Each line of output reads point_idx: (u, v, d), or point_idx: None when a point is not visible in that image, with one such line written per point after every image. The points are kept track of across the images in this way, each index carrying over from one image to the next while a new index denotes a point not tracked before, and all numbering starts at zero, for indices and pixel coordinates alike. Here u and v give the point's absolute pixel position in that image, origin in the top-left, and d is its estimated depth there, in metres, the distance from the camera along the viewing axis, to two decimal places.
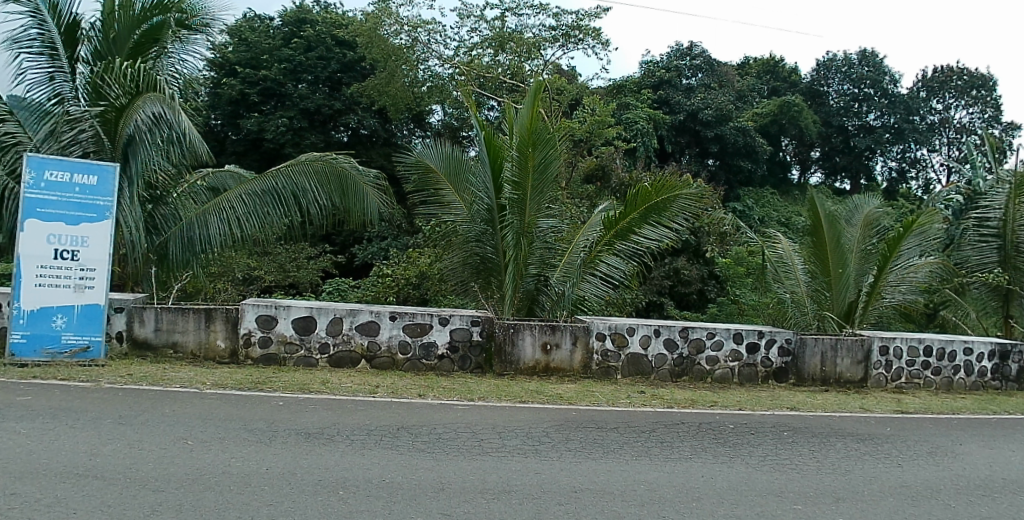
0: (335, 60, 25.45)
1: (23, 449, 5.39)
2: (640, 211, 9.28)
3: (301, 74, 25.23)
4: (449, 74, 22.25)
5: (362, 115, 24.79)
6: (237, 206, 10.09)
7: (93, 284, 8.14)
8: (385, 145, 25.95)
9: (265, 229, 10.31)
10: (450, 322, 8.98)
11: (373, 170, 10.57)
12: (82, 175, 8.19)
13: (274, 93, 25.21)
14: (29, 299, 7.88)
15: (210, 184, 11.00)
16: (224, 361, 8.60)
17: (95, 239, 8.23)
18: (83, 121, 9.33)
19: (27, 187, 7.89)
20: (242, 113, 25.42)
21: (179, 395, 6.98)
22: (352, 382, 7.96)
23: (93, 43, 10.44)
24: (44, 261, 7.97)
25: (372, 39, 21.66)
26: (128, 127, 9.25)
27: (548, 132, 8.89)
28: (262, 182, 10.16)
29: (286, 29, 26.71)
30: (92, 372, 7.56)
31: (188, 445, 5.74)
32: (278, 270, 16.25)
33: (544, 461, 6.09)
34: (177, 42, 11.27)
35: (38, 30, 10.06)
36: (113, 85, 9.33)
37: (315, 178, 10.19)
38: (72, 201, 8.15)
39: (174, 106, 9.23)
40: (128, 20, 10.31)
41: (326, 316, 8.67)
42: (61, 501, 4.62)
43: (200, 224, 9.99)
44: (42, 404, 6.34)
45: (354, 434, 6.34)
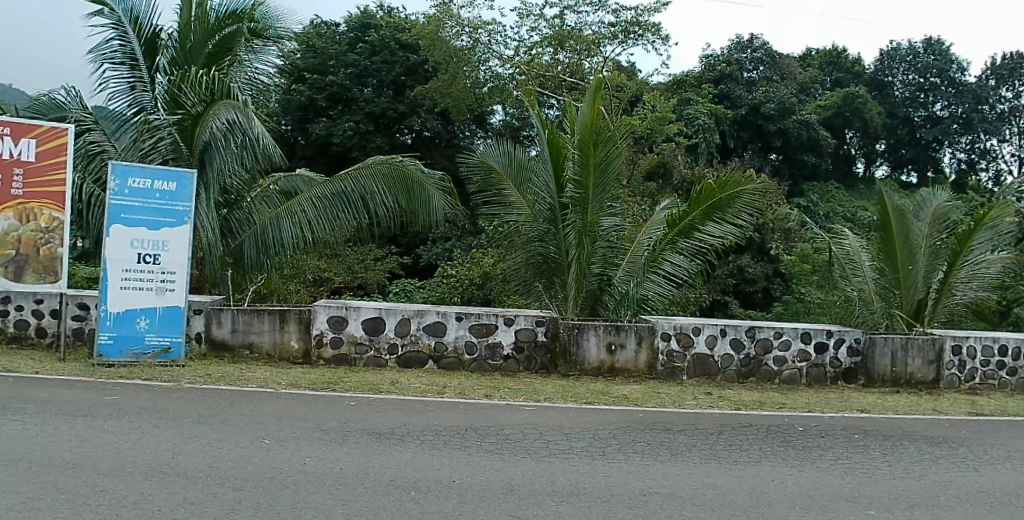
0: (399, 64, 25.74)
1: (113, 447, 5.66)
2: (704, 208, 9.10)
3: (366, 78, 25.61)
4: (509, 75, 22.17)
5: (425, 117, 25.16)
6: (308, 210, 10.28)
7: (174, 286, 8.41)
8: (447, 147, 26.37)
9: (335, 233, 10.48)
10: (516, 322, 8.92)
11: (439, 172, 10.57)
12: (162, 181, 8.45)
13: (341, 98, 25.66)
14: (115, 301, 8.17)
15: (282, 188, 11.09)
16: (298, 361, 8.78)
17: (175, 243, 8.49)
18: (162, 129, 9.76)
19: (112, 194, 8.20)
20: (311, 118, 25.95)
21: (255, 394, 7.15)
22: (420, 382, 8.00)
23: (172, 53, 10.77)
24: (128, 265, 8.24)
25: (433, 42, 22.09)
26: (204, 134, 9.50)
27: (609, 130, 8.72)
28: (331, 185, 10.32)
29: (350, 35, 27.18)
30: (173, 372, 7.81)
31: (265, 444, 5.92)
32: (347, 272, 16.58)
33: (611, 463, 6.05)
34: (251, 51, 11.55)
35: (120, 41, 10.48)
36: (189, 93, 9.60)
37: (384, 181, 10.31)
38: (154, 207, 8.40)
39: (248, 113, 9.44)
40: (204, 30, 10.63)
41: (394, 316, 8.74)
42: (147, 499, 4.86)
43: (273, 228, 10.27)
44: (129, 402, 6.60)
45: (424, 434, 6.42)
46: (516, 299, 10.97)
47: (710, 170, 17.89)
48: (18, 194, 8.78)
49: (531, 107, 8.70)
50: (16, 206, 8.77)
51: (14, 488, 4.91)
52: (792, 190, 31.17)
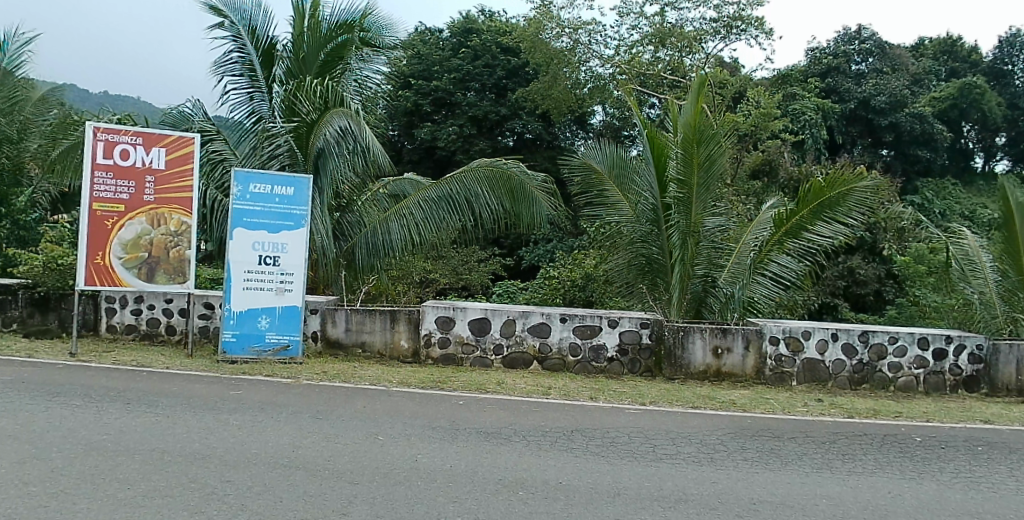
0: (501, 67, 25.99)
1: (238, 440, 5.97)
2: (813, 207, 8.75)
3: (469, 82, 25.97)
4: (610, 75, 22.31)
5: (527, 119, 25.20)
6: (416, 212, 10.53)
7: (292, 287, 8.78)
8: (548, 149, 26.27)
9: (440, 235, 10.69)
10: (620, 324, 8.78)
11: (541, 174, 10.54)
12: (281, 186, 8.82)
13: (445, 103, 26.16)
14: (238, 301, 8.61)
15: (390, 191, 11.41)
16: (407, 361, 8.98)
17: (293, 245, 8.85)
18: (279, 136, 10.19)
19: (235, 199, 8.62)
20: (417, 123, 26.44)
21: (369, 391, 7.35)
22: (525, 383, 8.02)
23: (286, 63, 11.30)
24: (250, 266, 8.66)
25: (534, 44, 22.13)
26: (318, 140, 9.99)
27: (713, 128, 8.49)
28: (438, 188, 10.56)
29: (453, 40, 27.43)
30: (291, 369, 8.16)
31: (379, 440, 6.09)
32: (452, 274, 16.64)
33: (720, 470, 5.86)
34: (361, 60, 11.99)
35: (239, 52, 11.02)
36: (304, 101, 10.05)
37: (488, 183, 10.44)
38: (273, 211, 8.79)
39: (359, 120, 9.85)
40: (316, 40, 11.13)
41: (499, 317, 8.81)
42: (270, 490, 5.14)
43: (383, 230, 10.58)
44: (252, 397, 6.92)
45: (531, 435, 6.43)
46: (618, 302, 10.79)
47: (820, 166, 17.13)
48: (151, 200, 8.89)
49: (632, 107, 8.48)
50: (149, 211, 8.90)
51: (152, 477, 5.28)
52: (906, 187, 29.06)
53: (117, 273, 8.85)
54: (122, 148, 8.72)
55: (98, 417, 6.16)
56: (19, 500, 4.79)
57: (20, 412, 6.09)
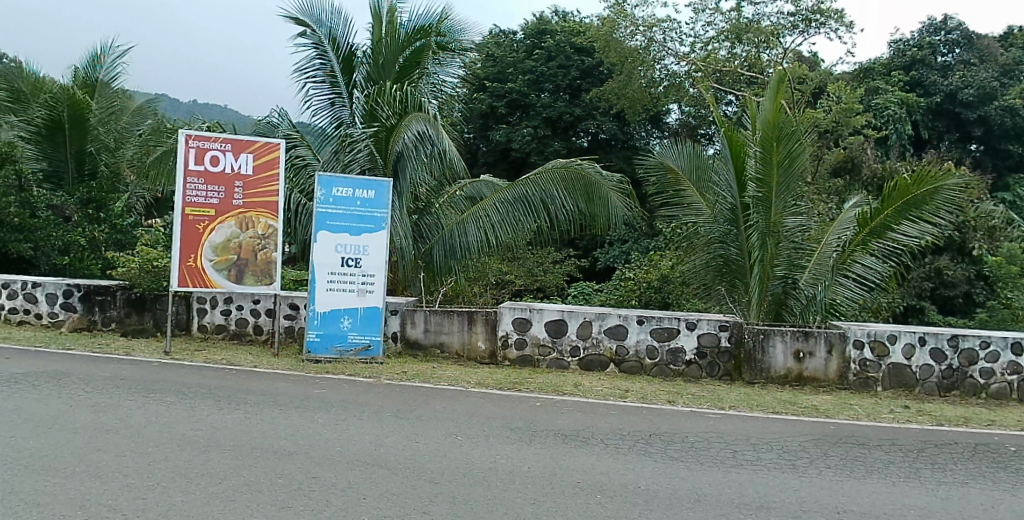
0: (575, 68, 25.77)
1: (323, 437, 6.13)
2: (898, 206, 8.40)
3: (543, 83, 25.77)
4: (686, 72, 22.22)
5: (601, 119, 24.95)
6: (492, 214, 10.57)
7: (373, 288, 8.95)
8: (623, 149, 25.85)
9: (516, 236, 10.74)
10: (699, 327, 8.59)
11: (617, 175, 10.52)
12: (362, 190, 9.00)
13: (519, 105, 26.00)
14: (322, 302, 8.84)
15: (467, 194, 11.21)
16: (484, 362, 9.05)
17: (374, 247, 9.02)
18: (360, 141, 10.31)
19: (319, 202, 8.84)
20: (492, 125, 26.49)
21: (448, 392, 7.43)
22: (603, 386, 7.96)
23: (366, 69, 11.59)
24: (333, 268, 8.86)
25: (608, 44, 22.00)
26: (396, 145, 10.13)
27: (794, 124, 8.24)
28: (513, 190, 10.59)
29: (527, 42, 27.21)
30: (372, 368, 8.33)
31: (458, 440, 6.14)
32: (527, 275, 16.39)
33: (803, 478, 5.68)
34: (437, 63, 12.11)
35: (320, 59, 11.36)
36: (384, 106, 10.23)
37: (564, 184, 10.44)
38: (355, 214, 8.98)
39: (436, 125, 10.05)
40: (395, 45, 11.51)
41: (576, 319, 8.78)
42: (354, 487, 5.27)
43: (460, 232, 10.65)
44: (335, 396, 7.08)
45: (609, 438, 6.38)
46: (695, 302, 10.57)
47: (905, 163, 16.41)
48: (239, 204, 9.20)
49: (711, 106, 8.21)
50: (238, 215, 9.21)
51: (242, 471, 5.48)
52: (997, 185, 26.44)
53: (208, 275, 9.19)
54: (212, 155, 9.04)
55: (190, 412, 6.41)
56: (120, 492, 5.03)
57: (119, 407, 6.40)
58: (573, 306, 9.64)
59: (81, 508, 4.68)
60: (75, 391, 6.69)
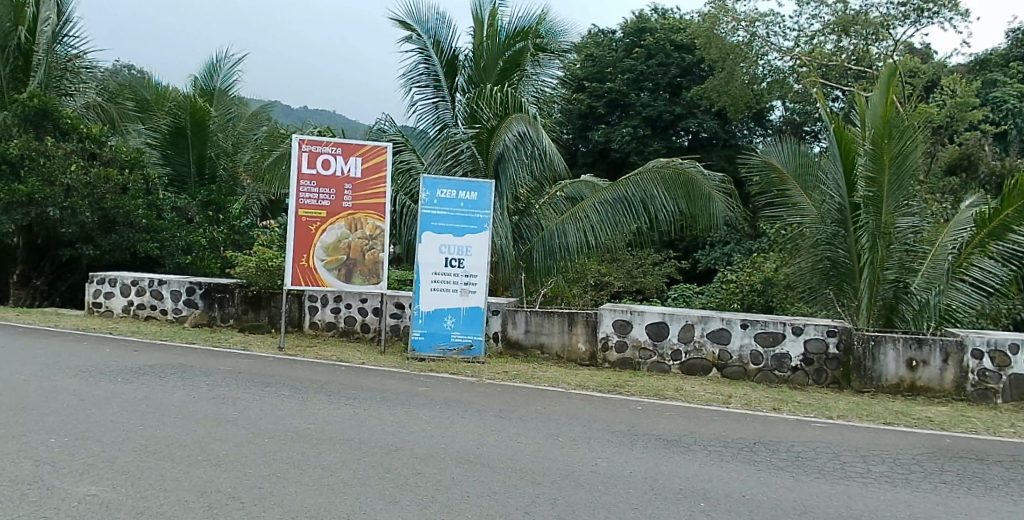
0: (675, 66, 25.17)
1: (428, 433, 6.24)
2: (1021, 205, 7.82)
3: (643, 82, 25.13)
4: (790, 68, 21.87)
5: (702, 118, 24.26)
6: (592, 214, 10.54)
7: (476, 289, 9.07)
8: (724, 148, 25.21)
9: (617, 238, 10.63)
10: (805, 332, 8.28)
11: (720, 175, 10.27)
12: (465, 191, 9.09)
13: (619, 105, 25.43)
14: (426, 301, 9.03)
15: (568, 194, 11.20)
16: (585, 363, 9.11)
17: (476, 248, 9.10)
18: (462, 142, 10.67)
19: (424, 204, 9.01)
20: (591, 125, 26.01)
21: (550, 393, 7.46)
22: (705, 390, 7.82)
23: (468, 72, 11.75)
24: (437, 268, 9.03)
25: (709, 40, 21.66)
26: (497, 146, 10.29)
27: (907, 121, 7.91)
28: (614, 190, 10.54)
29: (626, 40, 26.40)
30: (474, 368, 8.44)
31: (559, 442, 6.14)
32: (627, 277, 16.32)
33: (917, 492, 5.41)
34: (538, 65, 12.09)
35: (425, 64, 11.62)
36: (485, 108, 10.34)
37: (664, 184, 10.28)
38: (459, 215, 9.10)
39: (536, 125, 10.12)
40: (496, 47, 11.57)
41: (678, 322, 8.64)
42: (458, 484, 5.34)
43: (560, 233, 10.67)
44: (439, 394, 7.20)
45: (712, 445, 6.24)
46: (801, 308, 10.21)
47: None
48: (349, 206, 9.46)
49: (818, 101, 8.10)
50: (347, 216, 9.47)
51: (351, 465, 5.64)
52: None
53: (320, 274, 9.50)
54: (323, 159, 9.34)
55: (303, 406, 6.66)
56: (238, 481, 5.27)
57: (238, 399, 6.70)
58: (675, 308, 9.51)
59: (203, 495, 4.93)
60: (197, 383, 7.06)
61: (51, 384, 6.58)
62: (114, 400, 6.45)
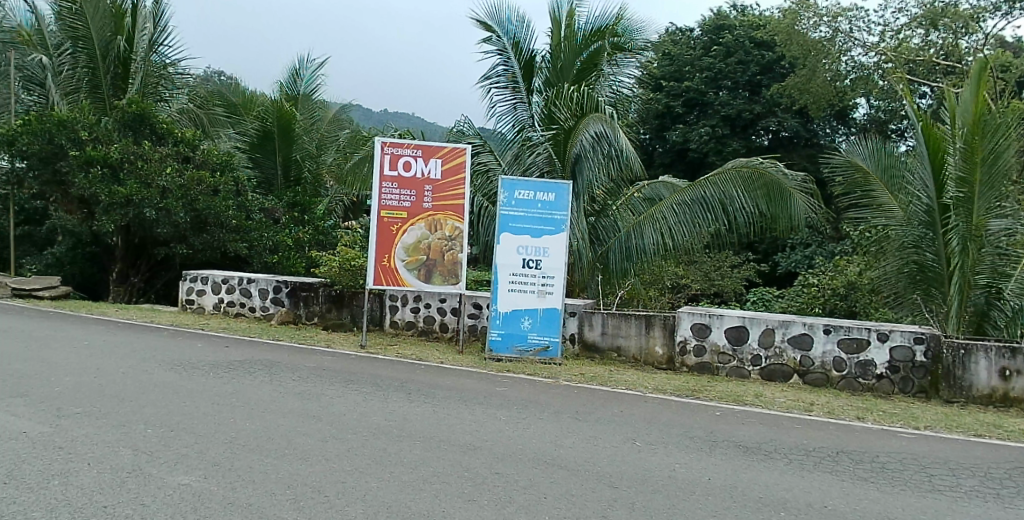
0: (755, 63, 24.40)
1: (505, 433, 6.30)
2: None
3: (721, 81, 24.62)
4: (876, 63, 21.20)
5: (784, 116, 23.63)
6: (669, 217, 10.41)
7: (553, 290, 9.11)
8: (806, 147, 24.64)
9: (694, 239, 10.52)
10: (891, 339, 8.02)
11: (801, 174, 9.97)
12: (542, 192, 9.16)
13: (697, 103, 25.18)
14: (503, 302, 9.14)
15: (646, 195, 11.23)
16: (662, 367, 9.11)
17: (554, 249, 9.14)
18: (539, 145, 10.92)
19: (502, 205, 9.11)
20: (668, 125, 25.81)
21: (626, 396, 7.46)
22: (785, 397, 7.70)
23: (545, 74, 11.81)
24: (515, 269, 9.12)
25: (790, 36, 21.03)
26: (575, 146, 10.49)
27: (1000, 117, 7.68)
28: (691, 191, 10.41)
29: (704, 38, 26.07)
30: (551, 369, 8.50)
31: (637, 446, 6.09)
32: (704, 279, 16.13)
33: (1014, 509, 5.11)
34: (614, 65, 12.18)
35: (504, 66, 11.66)
36: (562, 109, 10.51)
37: (744, 185, 10.08)
38: (536, 216, 9.16)
39: (614, 125, 10.12)
40: (573, 48, 11.57)
41: (758, 326, 8.57)
42: (535, 485, 5.33)
43: (637, 235, 10.60)
44: (516, 394, 7.28)
45: (793, 453, 6.10)
46: (885, 312, 10.02)
47: None
48: (429, 207, 9.59)
49: (904, 97, 7.98)
50: (427, 217, 9.60)
51: (430, 463, 5.67)
52: None
53: (401, 274, 9.64)
54: (405, 160, 9.51)
55: (384, 404, 6.80)
56: (323, 475, 5.36)
57: (322, 395, 6.92)
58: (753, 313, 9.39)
59: (290, 487, 5.03)
60: (283, 379, 7.34)
61: (148, 379, 6.95)
62: (207, 394, 6.73)
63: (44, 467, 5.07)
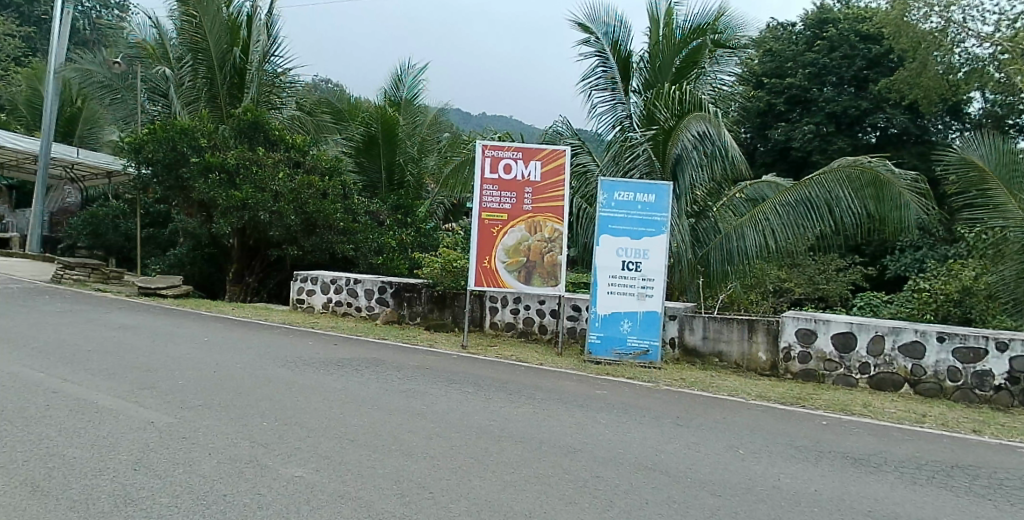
0: (861, 57, 22.82)
1: (606, 436, 6.32)
2: None
3: (825, 76, 23.14)
4: (990, 54, 19.97)
5: (893, 112, 21.88)
6: (772, 218, 10.40)
7: (653, 292, 9.06)
8: (917, 145, 22.59)
9: (800, 240, 10.42)
10: (1011, 348, 7.64)
11: (912, 172, 9.58)
12: (643, 193, 9.19)
13: (800, 101, 23.63)
14: (602, 305, 9.19)
15: (748, 195, 11.20)
16: (766, 373, 9.04)
17: (654, 251, 9.13)
18: (639, 145, 10.77)
19: (602, 207, 9.22)
20: (770, 124, 24.29)
21: (728, 402, 7.43)
22: (895, 408, 7.47)
23: (643, 74, 11.89)
24: (614, 271, 9.16)
25: (898, 28, 20.10)
26: (676, 147, 10.43)
27: None
28: (795, 191, 10.29)
29: (807, 32, 24.43)
30: (651, 373, 8.52)
31: (739, 454, 5.98)
32: (807, 283, 15.35)
33: None
34: (713, 63, 12.34)
35: (603, 68, 11.75)
36: (663, 108, 10.60)
37: (850, 184, 9.84)
38: (637, 217, 9.19)
39: (718, 124, 10.01)
40: (671, 47, 11.65)
41: (867, 332, 8.31)
42: (637, 490, 5.23)
43: (738, 237, 10.61)
44: (615, 398, 7.35)
45: (904, 466, 5.88)
46: (1004, 322, 9.51)
47: None
48: (529, 209, 9.69)
49: None
50: (527, 219, 9.69)
51: (532, 464, 5.65)
52: None
53: (501, 276, 9.76)
54: (505, 163, 9.65)
55: (486, 404, 6.96)
56: (426, 471, 5.41)
57: (426, 393, 7.13)
58: (859, 318, 9.13)
59: (396, 483, 5.09)
60: (389, 377, 7.63)
61: (263, 374, 7.38)
62: (318, 390, 7.05)
63: (170, 455, 5.36)
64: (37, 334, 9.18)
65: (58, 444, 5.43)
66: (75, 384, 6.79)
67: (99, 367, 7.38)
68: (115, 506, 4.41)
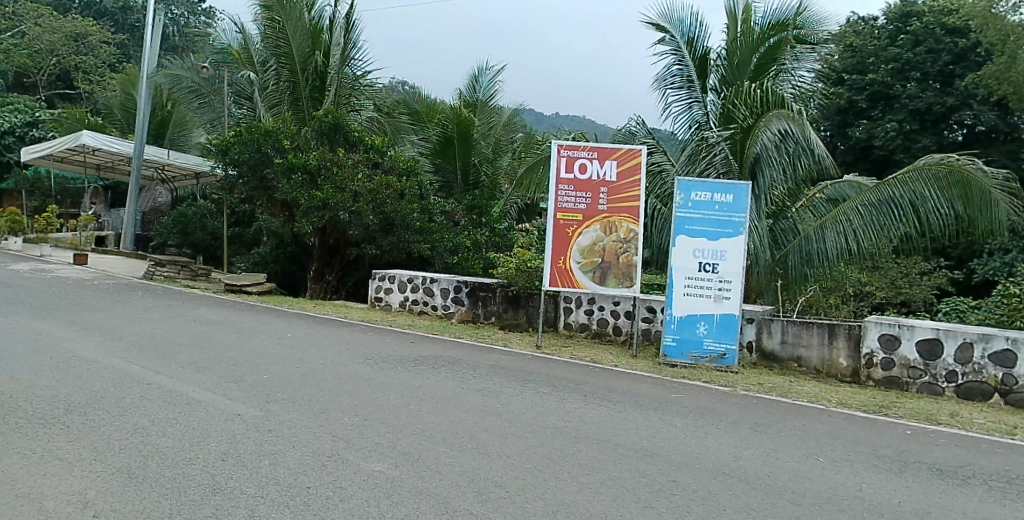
0: (947, 51, 21.43)
1: (683, 440, 6.33)
2: None
3: (909, 72, 22.10)
4: None
5: (980, 109, 20.58)
6: (854, 219, 10.15)
7: (731, 295, 8.98)
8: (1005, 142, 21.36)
9: (882, 241, 10.15)
10: None
11: (1003, 171, 9.21)
12: (721, 194, 9.08)
13: (883, 96, 22.64)
14: (679, 307, 9.18)
15: (828, 195, 11.02)
16: (847, 379, 8.94)
17: (732, 253, 9.01)
18: (716, 144, 10.84)
19: (678, 207, 9.15)
20: (851, 121, 23.44)
21: (808, 409, 7.37)
22: (985, 419, 7.24)
23: (721, 71, 11.74)
24: (691, 273, 9.11)
25: (985, 20, 18.05)
26: (755, 146, 10.46)
27: None
28: (878, 191, 10.05)
29: (890, 27, 23.50)
30: (727, 377, 8.49)
31: (820, 463, 5.89)
32: (890, 287, 15.08)
33: None
34: (794, 59, 11.87)
35: (679, 66, 11.80)
36: (741, 107, 10.49)
37: (937, 185, 9.52)
38: (714, 218, 9.09)
39: (801, 122, 10.08)
40: (749, 45, 11.45)
41: (954, 339, 8.08)
42: (714, 496, 5.17)
43: (817, 238, 10.45)
44: (692, 402, 7.35)
45: (994, 480, 5.68)
46: None
47: None
48: (604, 209, 9.66)
49: None
50: (602, 220, 9.67)
51: (608, 466, 5.66)
52: None
53: (576, 276, 9.80)
54: (580, 163, 9.65)
55: (562, 405, 7.04)
56: (502, 471, 5.46)
57: (503, 393, 7.22)
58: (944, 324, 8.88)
59: (473, 482, 5.14)
60: (466, 376, 7.79)
61: (344, 371, 7.60)
62: (400, 387, 7.23)
63: (257, 447, 5.56)
64: (132, 327, 9.70)
65: (153, 433, 5.71)
66: (167, 377, 7.12)
67: (190, 360, 7.75)
68: (206, 496, 4.59)
